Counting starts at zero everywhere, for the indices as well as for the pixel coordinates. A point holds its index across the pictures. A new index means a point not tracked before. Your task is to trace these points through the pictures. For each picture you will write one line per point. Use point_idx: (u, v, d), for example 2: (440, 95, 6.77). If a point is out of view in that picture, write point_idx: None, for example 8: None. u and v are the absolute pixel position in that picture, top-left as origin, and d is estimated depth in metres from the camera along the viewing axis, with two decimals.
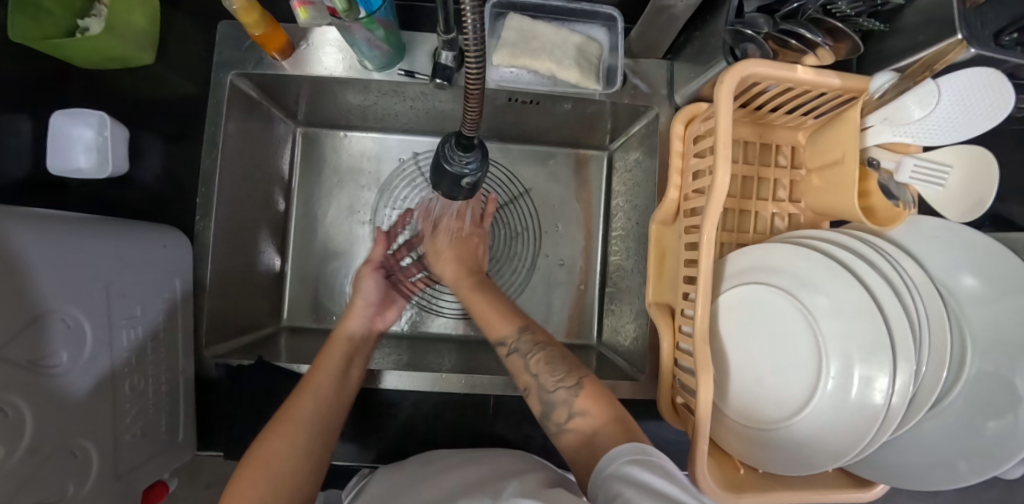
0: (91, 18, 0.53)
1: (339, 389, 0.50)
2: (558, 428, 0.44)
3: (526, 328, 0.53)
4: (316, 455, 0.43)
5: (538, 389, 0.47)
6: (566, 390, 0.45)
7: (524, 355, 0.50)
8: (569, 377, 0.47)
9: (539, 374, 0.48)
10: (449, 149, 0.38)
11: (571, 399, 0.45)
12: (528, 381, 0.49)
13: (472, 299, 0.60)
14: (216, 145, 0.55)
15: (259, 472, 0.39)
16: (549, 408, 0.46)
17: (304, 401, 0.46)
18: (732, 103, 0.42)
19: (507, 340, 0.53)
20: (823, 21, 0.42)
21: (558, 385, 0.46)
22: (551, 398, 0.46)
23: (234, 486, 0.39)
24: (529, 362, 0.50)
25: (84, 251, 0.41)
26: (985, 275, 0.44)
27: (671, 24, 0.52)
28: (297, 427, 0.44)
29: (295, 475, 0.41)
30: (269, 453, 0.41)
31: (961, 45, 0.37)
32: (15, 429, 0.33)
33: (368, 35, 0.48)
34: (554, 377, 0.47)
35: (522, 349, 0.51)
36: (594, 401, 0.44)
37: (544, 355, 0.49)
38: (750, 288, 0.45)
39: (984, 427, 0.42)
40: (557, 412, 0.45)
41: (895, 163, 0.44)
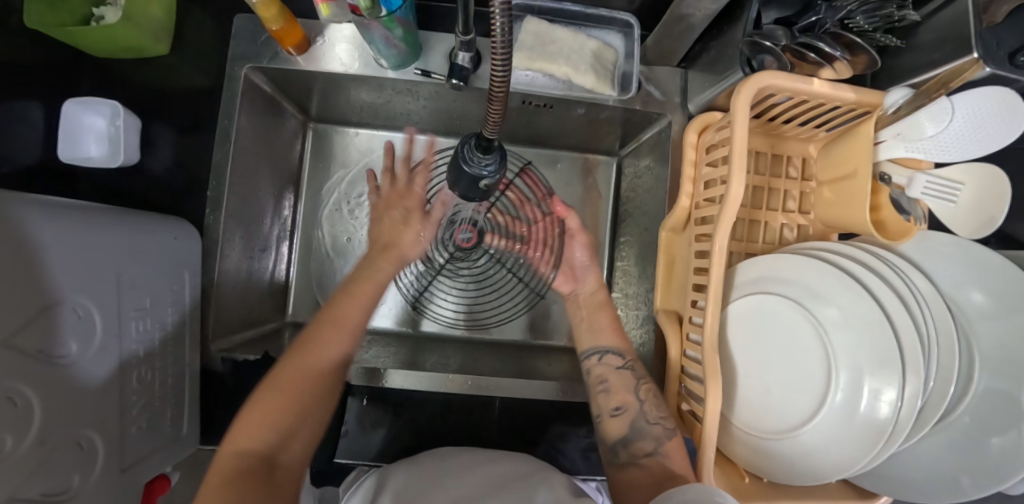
0: (107, 7, 0.53)
1: (352, 332, 0.47)
2: (630, 458, 0.47)
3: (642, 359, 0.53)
4: (332, 392, 0.44)
5: (637, 412, 0.48)
6: (663, 429, 0.47)
7: (637, 376, 0.51)
8: (670, 418, 0.48)
9: (644, 401, 0.49)
10: (468, 150, 0.38)
11: (662, 437, 0.47)
12: (627, 399, 0.50)
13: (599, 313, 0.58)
14: (229, 137, 0.55)
15: (279, 398, 0.40)
16: (635, 434, 0.48)
17: (336, 333, 0.46)
18: (749, 113, 0.42)
19: (627, 354, 0.53)
20: (841, 36, 0.42)
21: (657, 420, 0.48)
22: (645, 427, 0.48)
23: (248, 411, 0.40)
24: (639, 385, 0.50)
25: (94, 241, 0.41)
26: (995, 293, 0.45)
27: (688, 33, 0.52)
28: (321, 361, 0.44)
29: (313, 411, 0.42)
30: (288, 386, 0.41)
31: (977, 64, 0.37)
32: (22, 418, 0.33)
33: (387, 34, 0.48)
34: (657, 411, 0.48)
35: (636, 371, 0.52)
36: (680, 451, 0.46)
37: (653, 387, 0.50)
38: (759, 298, 0.46)
39: (987, 443, 0.42)
40: (641, 442, 0.47)
41: (907, 179, 0.45)
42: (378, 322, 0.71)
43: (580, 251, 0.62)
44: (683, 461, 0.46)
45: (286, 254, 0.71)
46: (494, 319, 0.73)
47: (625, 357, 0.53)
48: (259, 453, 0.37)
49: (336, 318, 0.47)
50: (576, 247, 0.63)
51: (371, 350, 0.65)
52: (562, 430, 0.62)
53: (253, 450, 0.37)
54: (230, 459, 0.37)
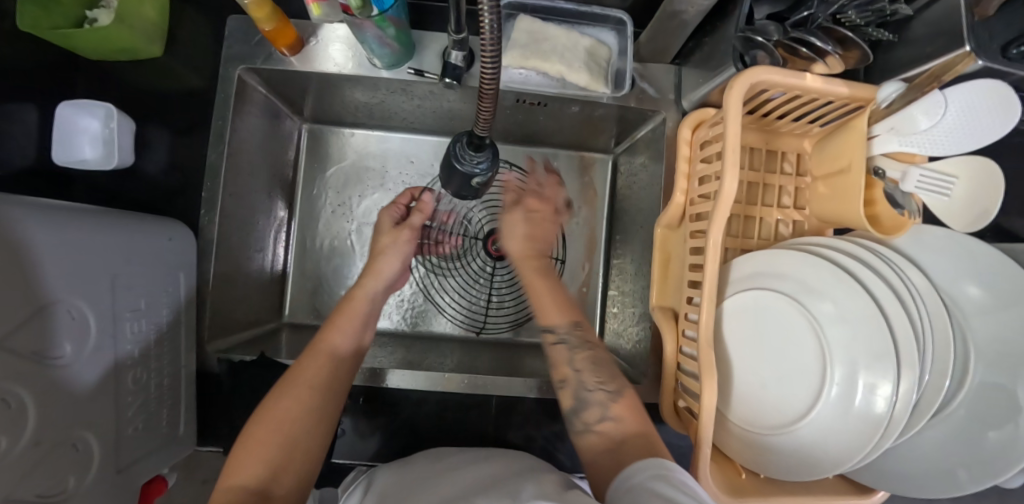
0: (100, 10, 0.54)
1: (337, 363, 0.48)
2: (583, 427, 0.46)
3: (578, 324, 0.53)
4: (325, 422, 0.44)
5: (576, 383, 0.48)
6: (605, 393, 0.47)
7: (570, 348, 0.51)
8: (611, 382, 0.48)
9: (581, 370, 0.49)
10: (460, 148, 0.38)
11: (607, 402, 0.46)
12: (567, 373, 0.49)
13: (531, 279, 0.59)
14: (222, 138, 0.55)
15: (270, 433, 0.41)
16: (581, 405, 0.47)
17: (319, 363, 0.47)
18: (742, 108, 0.42)
19: (557, 329, 0.53)
20: (833, 30, 0.42)
21: (597, 387, 0.47)
22: (587, 396, 0.47)
23: (241, 450, 0.40)
24: (574, 356, 0.50)
25: (88, 243, 0.41)
26: (989, 286, 0.45)
27: (681, 29, 0.52)
28: (311, 392, 0.44)
29: (305, 442, 0.41)
30: (278, 420, 0.41)
31: (970, 57, 0.37)
32: (17, 420, 0.33)
33: (379, 33, 0.48)
34: (595, 378, 0.48)
35: (571, 343, 0.51)
36: (630, 412, 0.45)
37: (591, 355, 0.50)
38: (754, 293, 0.45)
39: (984, 437, 0.42)
40: (588, 411, 0.46)
41: (901, 174, 0.45)
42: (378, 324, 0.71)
43: (510, 225, 0.62)
44: (634, 417, 0.45)
45: (282, 255, 0.71)
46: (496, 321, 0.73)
47: (563, 331, 0.52)
48: (250, 487, 0.37)
49: (320, 348, 0.49)
50: (505, 224, 0.62)
51: (382, 354, 0.64)
52: (559, 428, 0.62)
53: (242, 484, 0.37)
54: (222, 496, 0.36)
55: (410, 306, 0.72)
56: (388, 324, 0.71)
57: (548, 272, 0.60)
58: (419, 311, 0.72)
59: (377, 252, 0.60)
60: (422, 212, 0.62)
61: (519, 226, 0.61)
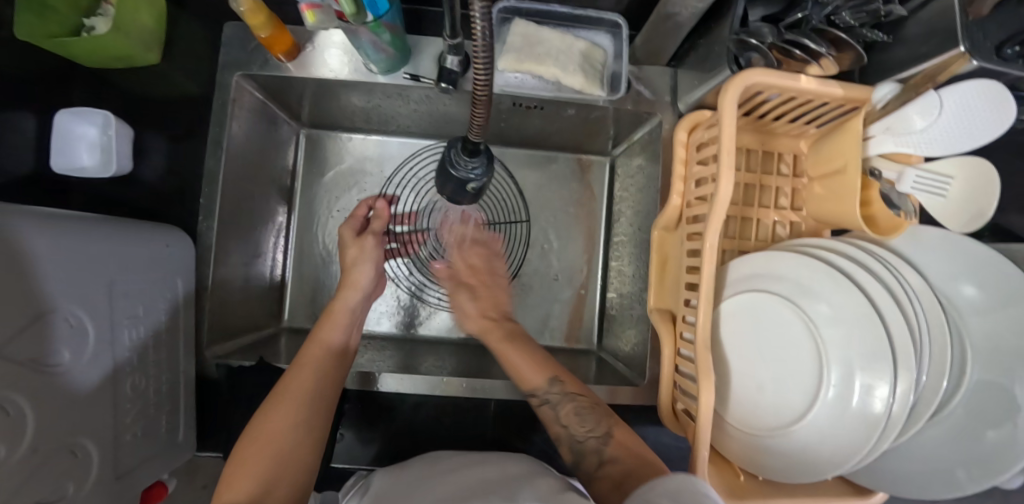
0: (97, 18, 0.54)
1: (321, 370, 0.49)
2: (586, 473, 0.45)
3: (557, 378, 0.51)
4: (315, 433, 0.44)
5: (568, 440, 0.47)
6: (596, 439, 0.45)
7: (554, 407, 0.49)
8: (600, 426, 0.46)
9: (569, 425, 0.48)
10: (455, 153, 0.38)
11: (602, 447, 0.45)
12: (557, 432, 0.48)
13: (498, 346, 0.57)
14: (220, 144, 0.55)
15: (259, 448, 0.40)
16: (576, 454, 0.46)
17: (303, 373, 0.48)
18: (736, 111, 0.42)
19: (537, 391, 0.51)
20: (827, 32, 0.42)
21: (587, 434, 0.46)
22: (579, 447, 0.46)
23: (233, 467, 0.39)
24: (558, 413, 0.49)
25: (87, 250, 0.41)
26: (985, 286, 0.45)
27: (675, 32, 0.52)
28: (296, 402, 0.44)
29: (298, 453, 0.41)
30: (269, 434, 0.41)
31: (964, 58, 0.37)
32: (16, 427, 0.33)
33: (375, 39, 0.48)
34: (584, 428, 0.46)
35: (554, 401, 0.50)
36: (626, 447, 0.44)
37: (573, 407, 0.48)
38: (750, 295, 0.45)
39: (982, 436, 0.42)
40: (586, 459, 0.45)
41: (897, 174, 0.45)
42: (378, 328, 0.72)
43: (460, 304, 0.64)
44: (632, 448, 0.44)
45: (280, 260, 0.71)
46: None
47: (543, 390, 0.50)
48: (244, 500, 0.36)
49: (304, 360, 0.49)
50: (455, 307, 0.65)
51: (381, 358, 0.65)
52: None
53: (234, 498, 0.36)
54: None
55: (406, 310, 0.73)
56: (387, 328, 0.72)
57: (516, 333, 0.59)
58: (414, 312, 0.73)
59: (348, 265, 0.61)
60: (380, 218, 0.64)
61: (470, 307, 0.63)
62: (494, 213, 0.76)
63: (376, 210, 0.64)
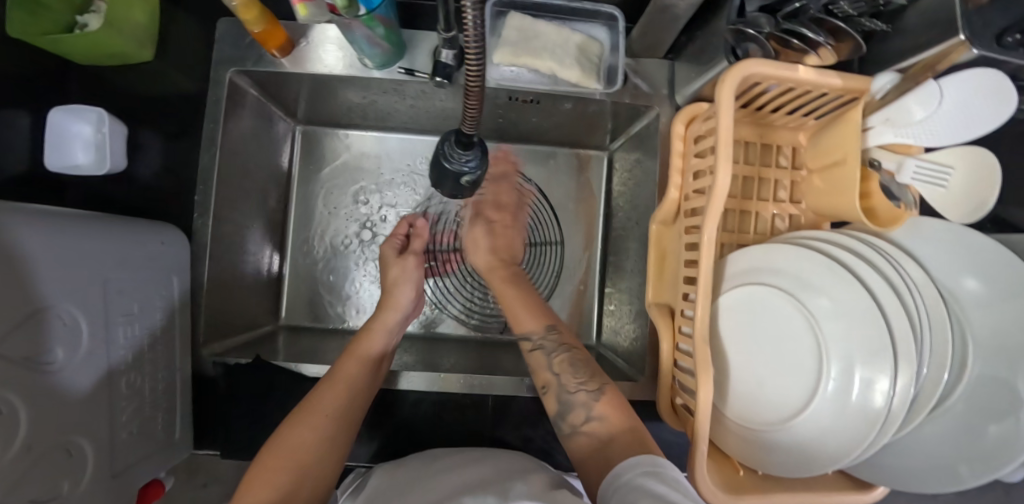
0: (90, 15, 0.54)
1: (356, 387, 0.49)
2: (572, 430, 0.45)
3: (554, 328, 0.54)
4: (336, 452, 0.44)
5: (557, 388, 0.48)
6: (586, 394, 0.46)
7: (547, 353, 0.51)
8: (592, 381, 0.48)
9: (560, 374, 0.49)
10: (449, 147, 0.38)
11: (590, 403, 0.45)
12: (547, 378, 0.50)
13: (502, 292, 0.60)
14: (215, 141, 0.55)
15: (284, 462, 0.41)
16: (564, 409, 0.47)
17: (336, 390, 0.48)
18: (733, 102, 0.42)
19: (534, 336, 0.53)
20: (826, 21, 0.41)
21: (579, 387, 0.47)
22: (569, 398, 0.47)
23: (256, 469, 0.40)
24: (551, 360, 0.51)
25: (82, 248, 0.41)
26: (987, 278, 0.44)
27: (672, 24, 0.52)
28: (326, 421, 0.45)
29: (316, 475, 0.42)
30: (295, 445, 0.42)
31: (963, 45, 0.36)
32: (9, 424, 0.33)
33: (368, 33, 0.48)
34: (575, 379, 0.48)
35: (548, 348, 0.52)
36: (613, 410, 0.45)
37: (568, 356, 0.51)
38: (750, 288, 0.45)
39: (984, 431, 0.42)
40: (573, 413, 0.46)
41: (896, 165, 0.45)
42: None
43: (473, 241, 0.65)
44: (619, 413, 0.44)
45: (278, 258, 0.71)
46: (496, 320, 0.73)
47: (539, 335, 0.53)
48: None
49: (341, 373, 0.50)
50: (469, 241, 0.66)
51: None
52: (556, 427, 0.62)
53: None
54: None
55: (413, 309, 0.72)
56: None
57: (519, 279, 0.62)
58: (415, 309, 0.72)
59: (389, 284, 0.61)
60: (420, 236, 0.65)
61: (483, 243, 0.64)
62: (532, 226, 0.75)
63: (415, 228, 0.65)
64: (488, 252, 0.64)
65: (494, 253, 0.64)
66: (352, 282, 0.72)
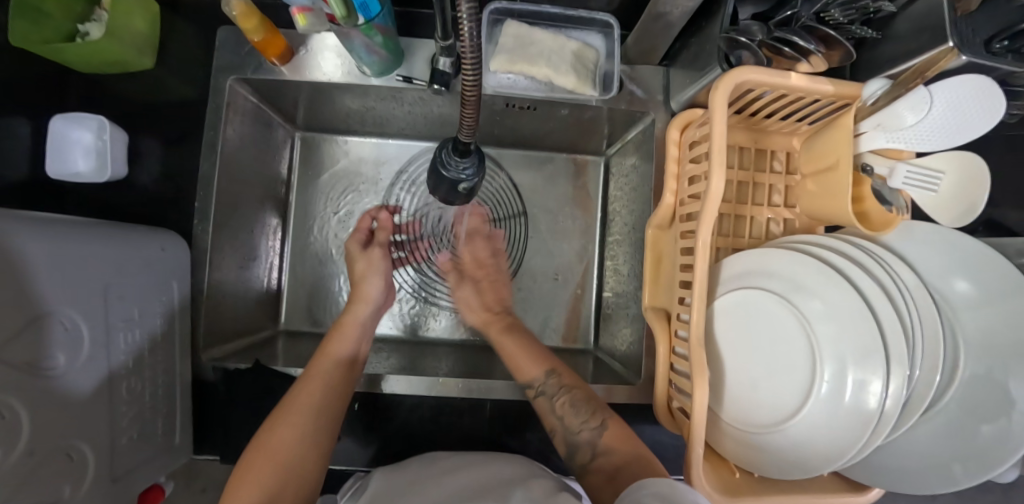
0: (92, 23, 0.54)
1: (330, 382, 0.50)
2: (582, 468, 0.49)
3: (552, 371, 0.55)
4: (319, 446, 0.45)
5: (563, 431, 0.51)
6: (591, 432, 0.49)
7: (549, 398, 0.53)
8: (594, 417, 0.50)
9: (563, 417, 0.51)
10: (446, 154, 0.38)
11: (596, 439, 0.49)
12: (553, 423, 0.52)
13: (500, 341, 0.62)
14: (214, 148, 0.56)
15: (266, 460, 0.42)
16: (573, 448, 0.50)
17: (311, 387, 0.48)
18: (726, 109, 0.42)
19: (533, 384, 0.55)
20: (816, 29, 0.43)
21: (584, 425, 0.50)
22: (577, 439, 0.50)
23: (241, 472, 0.41)
24: (553, 404, 0.52)
25: (83, 254, 0.42)
26: (978, 280, 0.45)
27: (667, 31, 0.53)
28: (303, 416, 0.46)
29: (301, 468, 0.43)
30: (276, 445, 0.43)
31: (953, 52, 0.37)
32: (11, 429, 0.33)
33: (367, 41, 0.49)
34: (578, 420, 0.50)
35: (549, 392, 0.53)
36: (620, 442, 0.48)
37: (568, 399, 0.52)
38: (743, 292, 0.46)
39: (976, 431, 0.42)
40: (581, 452, 0.49)
41: (888, 170, 0.45)
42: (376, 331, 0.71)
43: (464, 297, 0.69)
44: (624, 444, 0.47)
45: (277, 263, 0.71)
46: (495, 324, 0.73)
47: (540, 382, 0.54)
48: None
49: (314, 371, 0.50)
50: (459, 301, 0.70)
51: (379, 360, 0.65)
52: None
53: None
54: None
55: (407, 313, 0.73)
56: (387, 330, 0.72)
57: (514, 326, 0.64)
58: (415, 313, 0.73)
59: (357, 279, 0.63)
60: (383, 228, 0.66)
61: (473, 298, 0.69)
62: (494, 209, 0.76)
63: (379, 221, 0.66)
64: (477, 308, 0.68)
65: (482, 308, 0.68)
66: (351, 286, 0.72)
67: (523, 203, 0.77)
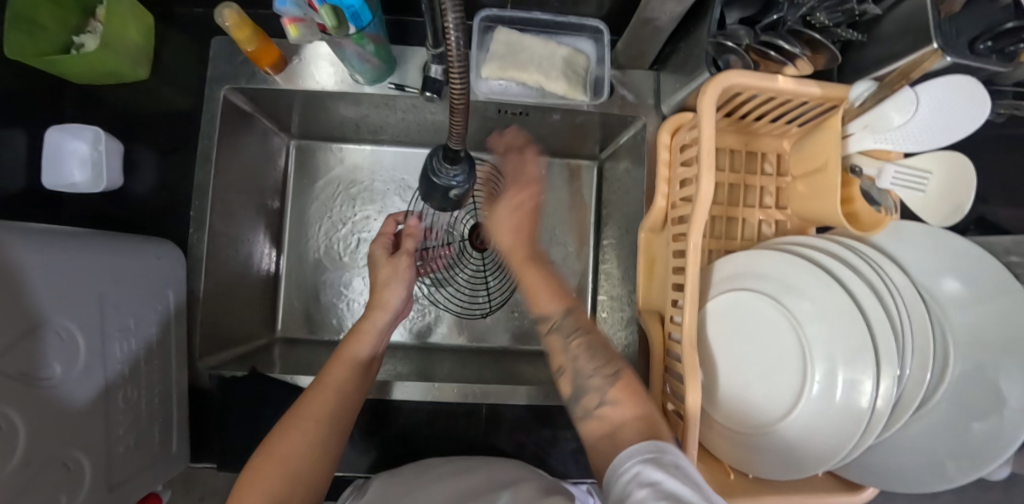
0: (86, 35, 0.55)
1: (347, 391, 0.47)
2: (584, 414, 0.43)
3: (570, 310, 0.49)
4: (327, 457, 0.43)
5: (573, 370, 0.45)
6: (602, 379, 0.43)
7: (564, 337, 0.47)
8: (608, 365, 0.44)
9: (577, 357, 0.45)
10: (436, 162, 0.39)
11: (605, 387, 0.42)
12: (563, 362, 0.46)
13: (524, 273, 0.52)
14: (209, 157, 0.56)
15: (275, 466, 0.40)
16: (578, 391, 0.44)
17: (327, 394, 0.46)
18: (715, 112, 0.43)
19: (550, 319, 0.49)
20: (802, 33, 0.42)
21: (595, 371, 0.44)
22: (584, 382, 0.44)
23: (248, 474, 0.39)
24: (568, 344, 0.47)
25: (78, 264, 0.42)
26: (967, 279, 0.45)
27: (655, 36, 0.53)
28: (316, 425, 0.43)
29: (307, 478, 0.41)
30: (287, 451, 0.41)
31: (937, 54, 0.38)
32: (8, 438, 0.34)
33: (359, 50, 0.49)
34: (591, 364, 0.44)
35: (565, 331, 0.48)
36: (629, 394, 0.41)
37: (585, 341, 0.46)
38: (736, 294, 0.46)
39: (969, 428, 0.43)
40: (587, 397, 0.43)
41: (876, 170, 0.45)
42: None
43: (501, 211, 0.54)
44: (635, 399, 0.41)
45: (274, 271, 0.72)
46: (492, 329, 0.73)
47: (557, 317, 0.49)
48: None
49: (331, 376, 0.47)
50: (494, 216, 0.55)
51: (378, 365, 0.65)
52: (550, 434, 0.63)
53: None
54: None
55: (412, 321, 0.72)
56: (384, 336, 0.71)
57: (541, 260, 0.53)
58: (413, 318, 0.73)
59: (378, 285, 0.56)
60: (410, 234, 0.58)
61: (509, 219, 0.53)
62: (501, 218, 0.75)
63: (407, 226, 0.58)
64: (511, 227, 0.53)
65: (516, 229, 0.53)
66: (349, 292, 0.72)
67: None
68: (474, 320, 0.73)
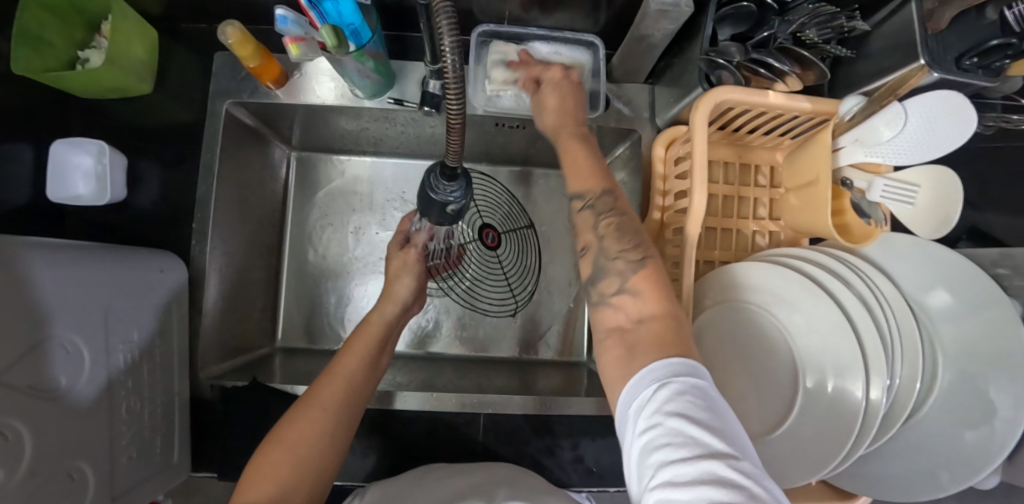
0: (91, 50, 0.56)
1: (353, 383, 0.48)
2: (599, 299, 0.39)
3: (610, 190, 0.42)
4: (335, 446, 0.43)
5: (598, 250, 0.40)
6: (626, 264, 0.38)
7: (593, 211, 0.41)
8: (637, 250, 0.39)
9: (604, 237, 0.40)
10: (435, 178, 0.40)
11: (627, 272, 0.38)
12: (590, 240, 0.41)
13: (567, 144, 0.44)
14: (212, 170, 0.57)
15: (284, 454, 0.40)
16: (599, 275, 0.39)
17: (335, 386, 0.47)
18: (707, 127, 0.44)
19: (585, 193, 0.42)
20: (791, 50, 0.44)
21: (619, 255, 0.39)
22: (607, 264, 0.39)
23: (256, 463, 0.40)
24: (597, 221, 0.41)
25: (83, 278, 0.43)
26: (956, 291, 0.46)
27: (650, 51, 0.55)
28: (326, 413, 0.44)
29: (318, 465, 0.41)
30: (294, 440, 0.41)
31: (923, 70, 0.39)
32: (14, 452, 0.34)
33: (360, 66, 0.50)
34: (619, 245, 0.39)
35: (598, 208, 0.41)
36: (651, 284, 0.37)
37: (616, 220, 0.40)
38: (729, 305, 0.47)
39: (961, 438, 0.43)
40: (606, 281, 0.39)
41: (867, 184, 0.47)
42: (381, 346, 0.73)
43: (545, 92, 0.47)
44: (658, 295, 0.36)
45: (274, 280, 0.72)
46: (491, 338, 0.74)
47: (586, 193, 0.42)
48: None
49: (336, 372, 0.48)
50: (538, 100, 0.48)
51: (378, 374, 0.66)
52: (549, 442, 0.63)
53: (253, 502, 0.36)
54: None
55: (418, 324, 0.74)
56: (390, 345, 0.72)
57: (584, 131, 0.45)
58: (414, 328, 0.73)
59: (391, 277, 0.61)
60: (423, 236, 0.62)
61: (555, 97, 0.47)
62: (501, 223, 0.77)
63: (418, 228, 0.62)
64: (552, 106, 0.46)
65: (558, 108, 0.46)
66: (350, 301, 0.73)
67: (522, 211, 0.77)
68: (475, 330, 0.74)
